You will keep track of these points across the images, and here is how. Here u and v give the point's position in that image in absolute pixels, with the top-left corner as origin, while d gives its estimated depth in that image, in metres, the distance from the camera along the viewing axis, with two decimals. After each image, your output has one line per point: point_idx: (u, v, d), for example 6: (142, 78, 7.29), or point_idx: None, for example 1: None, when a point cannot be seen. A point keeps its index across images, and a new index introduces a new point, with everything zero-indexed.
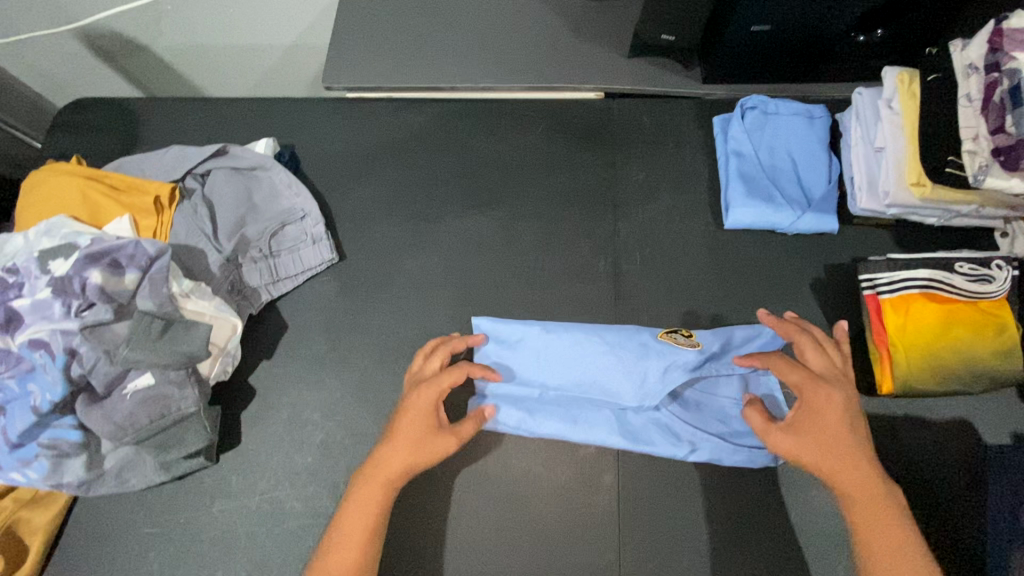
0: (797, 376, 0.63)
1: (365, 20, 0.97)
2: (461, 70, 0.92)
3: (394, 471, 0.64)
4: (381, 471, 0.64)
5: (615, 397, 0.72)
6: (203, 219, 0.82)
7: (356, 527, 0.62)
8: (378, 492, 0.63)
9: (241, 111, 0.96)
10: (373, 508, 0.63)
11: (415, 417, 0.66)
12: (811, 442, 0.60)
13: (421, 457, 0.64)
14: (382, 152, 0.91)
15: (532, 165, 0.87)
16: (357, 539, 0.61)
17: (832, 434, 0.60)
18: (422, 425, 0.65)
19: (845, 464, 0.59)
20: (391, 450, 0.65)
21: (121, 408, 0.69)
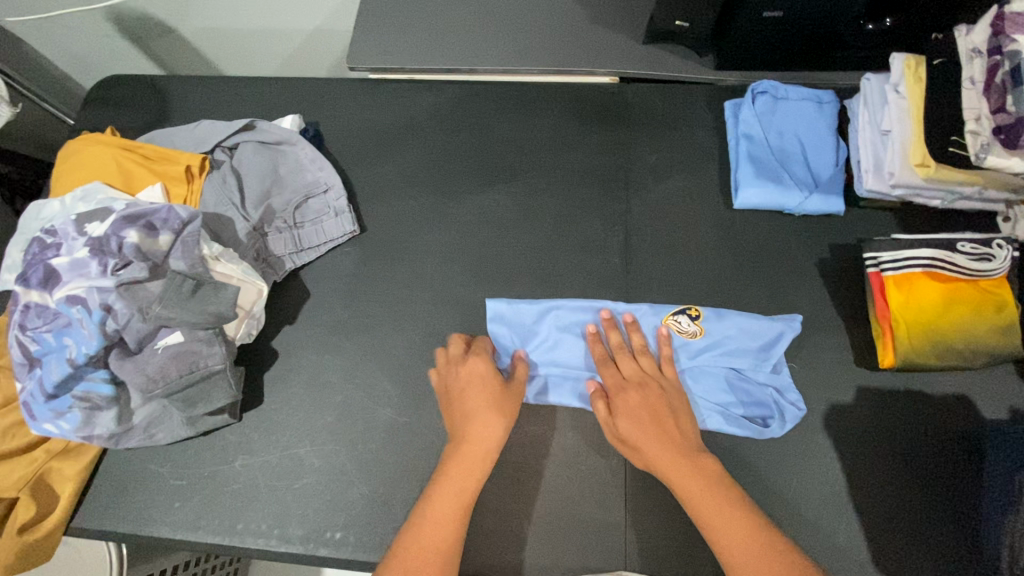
0: (610, 382, 0.69)
1: (390, 5, 1.01)
2: (480, 54, 0.96)
3: (487, 446, 0.65)
4: (476, 450, 0.65)
5: None
6: (231, 188, 0.85)
7: (449, 508, 0.61)
8: (475, 468, 0.64)
9: (267, 89, 1.00)
10: (463, 489, 0.63)
11: (484, 387, 0.69)
12: (632, 439, 0.64)
13: (504, 419, 0.67)
14: (403, 130, 0.94)
15: (547, 144, 0.91)
16: (449, 519, 0.61)
17: (644, 439, 0.63)
18: (493, 392, 0.69)
19: (656, 454, 0.62)
20: (476, 426, 0.66)
21: (153, 361, 0.73)
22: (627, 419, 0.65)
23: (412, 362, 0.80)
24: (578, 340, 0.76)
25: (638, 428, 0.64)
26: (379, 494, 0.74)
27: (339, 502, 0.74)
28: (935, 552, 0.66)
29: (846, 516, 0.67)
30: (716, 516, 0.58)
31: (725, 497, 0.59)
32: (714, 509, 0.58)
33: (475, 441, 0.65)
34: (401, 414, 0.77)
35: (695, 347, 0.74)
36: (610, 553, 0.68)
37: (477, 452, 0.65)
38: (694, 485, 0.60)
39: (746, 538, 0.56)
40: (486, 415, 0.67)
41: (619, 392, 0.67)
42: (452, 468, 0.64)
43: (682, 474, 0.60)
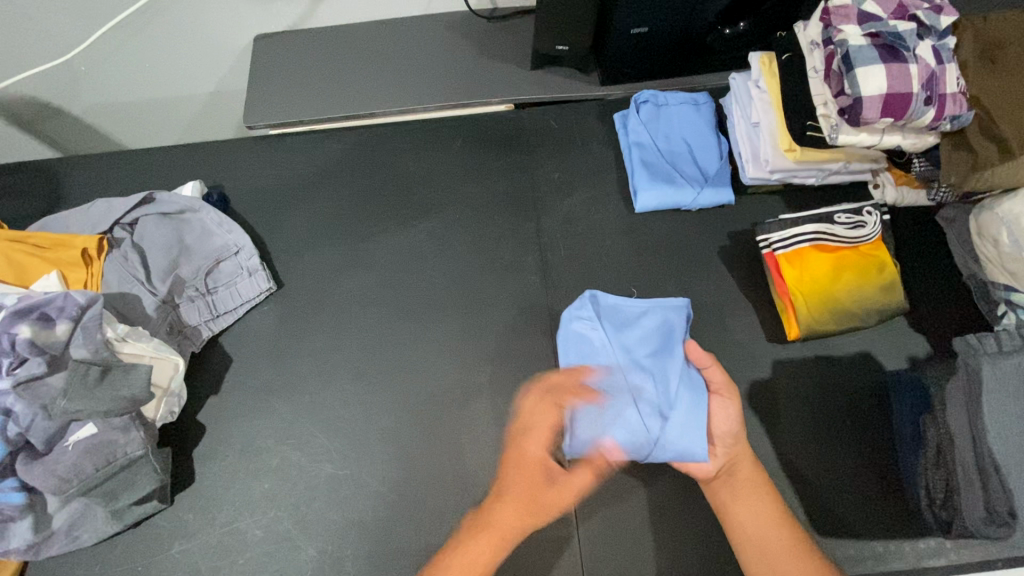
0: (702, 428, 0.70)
1: (283, 61, 1.02)
2: (378, 97, 0.98)
3: (507, 529, 0.68)
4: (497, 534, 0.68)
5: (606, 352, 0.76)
6: (133, 264, 0.83)
7: (482, 546, 0.67)
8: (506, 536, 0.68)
9: (164, 158, 0.98)
10: (490, 543, 0.67)
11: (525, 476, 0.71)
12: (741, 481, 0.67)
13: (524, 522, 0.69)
14: (310, 182, 0.95)
15: (456, 176, 0.93)
16: (482, 556, 0.66)
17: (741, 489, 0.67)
18: (544, 492, 0.70)
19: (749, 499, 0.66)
20: (501, 513, 0.69)
21: (64, 459, 0.68)
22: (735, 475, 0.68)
23: (347, 411, 0.79)
24: (637, 329, 0.77)
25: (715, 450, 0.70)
26: (330, 553, 0.73)
27: (289, 569, 0.72)
28: (865, 503, 0.70)
29: (781, 485, 0.71)
30: (760, 514, 0.65)
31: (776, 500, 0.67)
32: (753, 499, 0.66)
33: (490, 526, 0.68)
34: (342, 467, 0.76)
35: (632, 343, 0.77)
36: (565, 568, 0.70)
37: (492, 535, 0.68)
38: (746, 487, 0.67)
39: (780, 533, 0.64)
40: (507, 504, 0.70)
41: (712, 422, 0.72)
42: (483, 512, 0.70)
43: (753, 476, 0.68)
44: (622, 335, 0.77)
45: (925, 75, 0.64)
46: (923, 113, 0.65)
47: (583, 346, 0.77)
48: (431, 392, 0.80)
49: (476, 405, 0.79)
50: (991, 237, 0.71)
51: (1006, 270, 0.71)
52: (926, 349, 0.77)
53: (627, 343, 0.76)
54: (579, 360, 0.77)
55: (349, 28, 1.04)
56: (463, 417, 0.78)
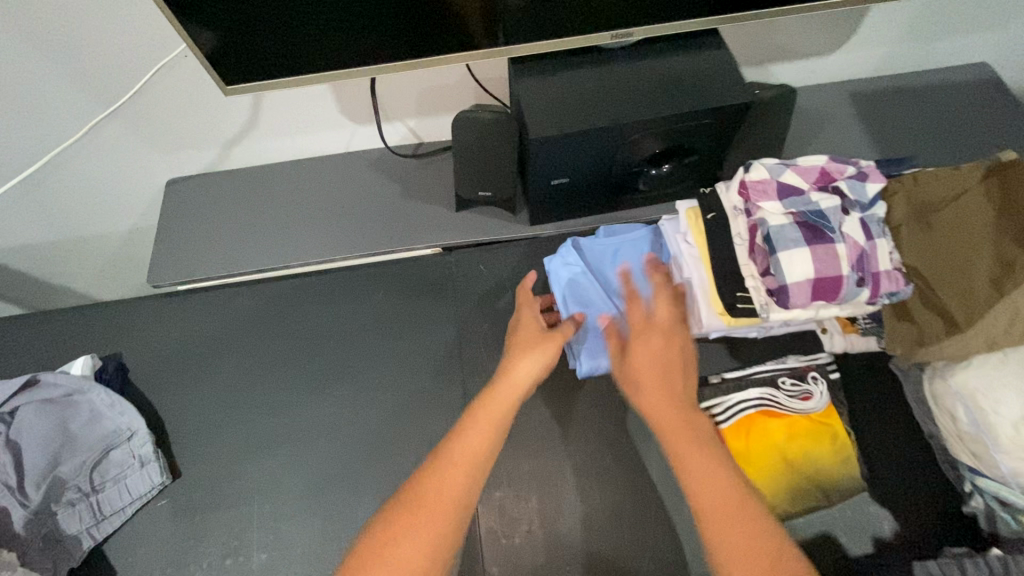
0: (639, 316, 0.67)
1: (196, 208, 0.96)
2: (295, 246, 0.91)
3: (525, 376, 0.65)
4: (512, 389, 0.64)
5: (594, 278, 0.81)
6: (4, 467, 0.73)
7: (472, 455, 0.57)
8: (507, 404, 0.62)
9: (57, 323, 0.90)
10: (476, 461, 0.57)
11: (534, 334, 0.71)
12: (685, 421, 0.58)
13: (541, 354, 0.67)
14: (221, 346, 0.87)
15: (378, 333, 0.86)
16: (460, 476, 0.55)
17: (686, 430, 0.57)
18: (543, 337, 0.70)
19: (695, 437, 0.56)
20: (523, 368, 0.66)
21: None
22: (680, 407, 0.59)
23: None
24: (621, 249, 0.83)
25: (651, 341, 0.64)
26: None
27: None
28: None
29: None
30: (704, 457, 0.55)
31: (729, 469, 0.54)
32: (698, 454, 0.55)
33: (511, 380, 0.65)
34: None
35: (613, 274, 0.82)
36: None
37: (503, 403, 0.62)
38: (695, 429, 0.58)
39: (727, 484, 0.53)
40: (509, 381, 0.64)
41: (632, 355, 0.64)
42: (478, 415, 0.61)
43: (678, 430, 0.58)
44: (601, 247, 0.84)
45: (854, 255, 0.59)
46: (856, 293, 0.60)
47: (570, 283, 0.81)
48: None
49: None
50: (948, 411, 0.64)
51: (968, 449, 0.63)
52: (892, 527, 0.68)
53: (608, 269, 0.82)
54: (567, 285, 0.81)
55: (269, 170, 0.99)
56: None
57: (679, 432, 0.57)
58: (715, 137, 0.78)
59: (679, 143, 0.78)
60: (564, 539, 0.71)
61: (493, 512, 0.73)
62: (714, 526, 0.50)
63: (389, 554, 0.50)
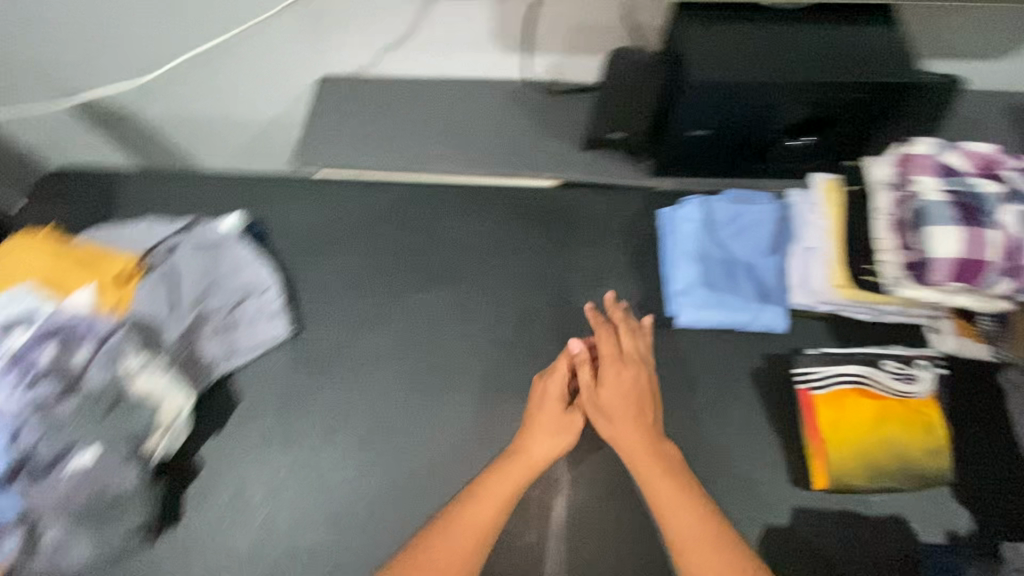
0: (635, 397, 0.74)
1: (343, 104, 1.04)
2: (429, 154, 0.98)
3: (538, 455, 0.72)
4: (524, 464, 0.71)
5: (706, 237, 0.83)
6: (164, 290, 0.85)
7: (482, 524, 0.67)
8: (519, 482, 0.70)
9: (214, 182, 1.00)
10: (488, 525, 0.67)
11: (555, 417, 0.74)
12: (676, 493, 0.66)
13: (551, 435, 0.73)
14: (349, 229, 0.95)
15: (491, 247, 0.92)
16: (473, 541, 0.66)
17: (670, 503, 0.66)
18: (555, 414, 0.74)
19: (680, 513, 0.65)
20: (536, 444, 0.72)
21: (59, 485, 0.70)
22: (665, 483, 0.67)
23: (337, 478, 0.78)
24: (737, 214, 0.84)
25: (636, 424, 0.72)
26: None
27: None
28: None
29: None
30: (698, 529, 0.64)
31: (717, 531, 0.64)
32: (688, 519, 0.65)
33: (527, 452, 0.72)
34: (329, 533, 0.76)
35: (725, 237, 0.84)
36: None
37: (523, 470, 0.70)
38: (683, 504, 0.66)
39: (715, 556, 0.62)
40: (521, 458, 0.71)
41: (607, 390, 0.74)
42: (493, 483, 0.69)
43: (637, 458, 0.70)
44: (719, 209, 0.84)
45: (1005, 245, 0.60)
46: (994, 284, 0.60)
47: (679, 239, 0.83)
48: (428, 472, 0.78)
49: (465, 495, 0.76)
50: None
51: None
52: (968, 525, 0.70)
53: (721, 231, 0.84)
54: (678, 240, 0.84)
55: (412, 81, 1.05)
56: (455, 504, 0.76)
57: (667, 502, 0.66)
58: (864, 114, 0.79)
59: (827, 113, 0.78)
60: None
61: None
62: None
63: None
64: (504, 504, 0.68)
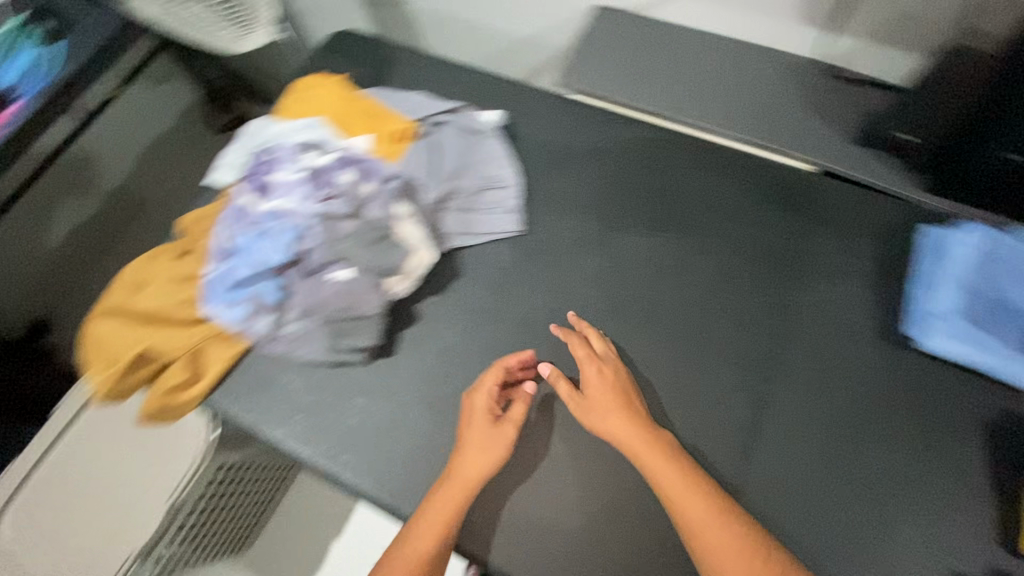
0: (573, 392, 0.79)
1: (612, 36, 1.06)
2: (687, 105, 0.99)
3: (471, 474, 0.74)
4: (462, 483, 0.74)
5: (976, 272, 0.80)
6: (429, 160, 0.95)
7: (439, 527, 0.72)
8: (456, 500, 0.73)
9: (478, 82, 1.09)
10: (445, 524, 0.72)
11: (483, 431, 0.77)
12: (678, 479, 0.70)
13: (490, 454, 0.76)
14: (590, 154, 0.99)
15: (726, 209, 0.92)
16: (431, 541, 0.71)
17: (669, 484, 0.70)
18: (479, 432, 0.77)
19: (682, 497, 0.69)
20: (467, 459, 0.76)
21: (322, 288, 0.84)
22: (656, 463, 0.71)
23: (529, 372, 0.84)
24: (1015, 260, 0.81)
25: (595, 413, 0.76)
26: None
27: (434, 472, 0.81)
28: None
29: None
30: (701, 511, 0.68)
31: (715, 510, 0.68)
32: (693, 500, 0.68)
33: (470, 470, 0.75)
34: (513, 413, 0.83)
35: (996, 278, 0.80)
36: None
37: (464, 486, 0.74)
38: (680, 487, 0.69)
39: (723, 535, 0.66)
40: (460, 476, 0.75)
41: (590, 389, 0.78)
42: (438, 498, 0.74)
43: (658, 462, 0.71)
44: (995, 249, 0.81)
45: None
46: None
47: (946, 264, 0.81)
48: None
49: None
50: None
51: None
52: None
53: (993, 270, 0.81)
54: (945, 264, 0.81)
55: (684, 31, 1.05)
56: None
57: (665, 481, 0.70)
58: None
59: None
60: (833, 460, 0.75)
61: (768, 406, 0.79)
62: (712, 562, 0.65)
63: (423, 538, 0.71)
64: (465, 498, 0.74)
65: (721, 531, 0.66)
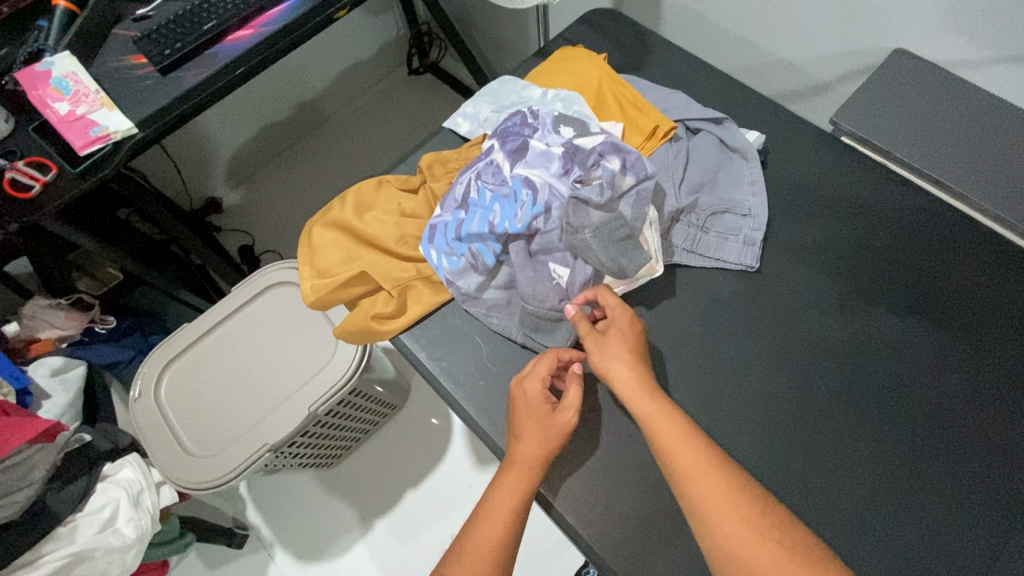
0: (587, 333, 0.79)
1: (908, 81, 0.95)
2: (988, 183, 0.86)
3: (531, 456, 0.75)
4: (522, 467, 0.75)
5: None
6: (679, 164, 0.93)
7: (504, 509, 0.73)
8: (521, 486, 0.74)
9: (737, 100, 1.04)
10: (516, 504, 0.73)
11: (539, 417, 0.77)
12: (679, 435, 0.67)
13: (546, 438, 0.76)
14: (844, 210, 0.93)
15: (1004, 320, 0.83)
16: (500, 524, 0.72)
17: (674, 445, 0.67)
18: (535, 415, 0.77)
19: (683, 455, 0.66)
20: (523, 445, 0.76)
21: (544, 270, 0.86)
22: (666, 423, 0.68)
23: (729, 418, 0.81)
24: None
25: (605, 354, 0.76)
26: (645, 502, 0.79)
27: (608, 481, 0.81)
28: None
29: None
30: (701, 474, 0.64)
31: (726, 478, 0.64)
32: (700, 468, 0.64)
33: (521, 455, 0.76)
34: None
35: None
36: None
37: (523, 471, 0.75)
38: (681, 446, 0.66)
39: (733, 508, 0.61)
40: (518, 462, 0.75)
41: (610, 335, 0.77)
42: (500, 483, 0.75)
43: (656, 411, 0.70)
44: None
45: None
46: None
47: None
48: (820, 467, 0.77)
49: (850, 517, 0.75)
50: None
51: None
52: None
53: None
54: None
55: (1000, 103, 0.92)
56: (834, 511, 0.75)
57: (670, 440, 0.67)
58: None
59: None
60: None
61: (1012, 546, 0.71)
62: (721, 537, 0.60)
63: (499, 502, 0.73)
64: (530, 480, 0.74)
65: (731, 505, 0.62)
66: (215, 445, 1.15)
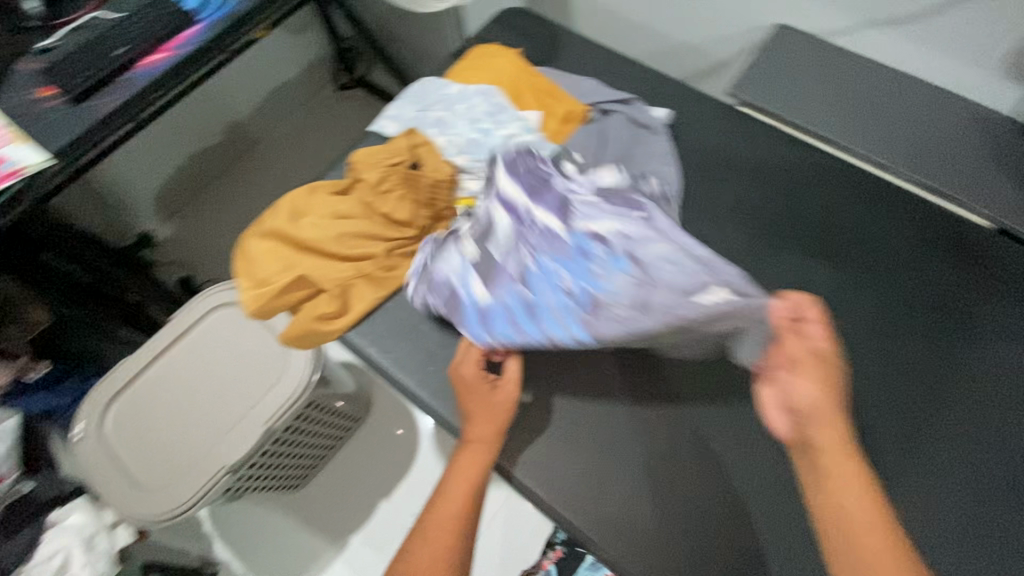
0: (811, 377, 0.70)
1: (793, 53, 1.05)
2: (871, 138, 0.97)
3: (481, 437, 0.80)
4: (476, 449, 0.80)
5: None
6: (595, 145, 1.00)
7: (462, 489, 0.77)
8: (476, 466, 0.79)
9: (646, 81, 1.11)
10: (471, 482, 0.78)
11: (483, 398, 0.82)
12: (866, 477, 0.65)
13: (494, 417, 0.81)
14: (752, 171, 1.01)
15: (898, 255, 0.92)
16: (460, 503, 0.76)
17: (849, 482, 0.65)
18: (480, 395, 0.82)
19: (852, 484, 0.64)
20: (475, 427, 0.81)
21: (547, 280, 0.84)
22: (836, 456, 0.66)
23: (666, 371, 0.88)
24: None
25: (784, 370, 0.71)
26: (597, 460, 0.84)
27: (561, 446, 0.85)
28: None
29: None
30: (879, 518, 0.63)
31: (870, 497, 0.64)
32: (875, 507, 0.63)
33: (473, 437, 0.80)
34: (645, 406, 0.86)
35: None
36: None
37: (478, 452, 0.79)
38: (875, 493, 0.64)
39: (886, 536, 0.61)
40: (471, 444, 0.80)
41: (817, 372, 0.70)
42: (458, 465, 0.79)
43: (853, 469, 0.65)
44: None
45: None
46: None
47: None
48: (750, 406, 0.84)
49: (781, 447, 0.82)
50: None
51: None
52: None
53: None
54: None
55: (873, 64, 1.03)
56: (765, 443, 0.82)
57: (836, 468, 0.65)
58: None
59: None
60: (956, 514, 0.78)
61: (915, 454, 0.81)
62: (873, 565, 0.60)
63: (459, 481, 0.78)
64: (485, 459, 0.79)
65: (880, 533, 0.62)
66: (169, 476, 1.12)
